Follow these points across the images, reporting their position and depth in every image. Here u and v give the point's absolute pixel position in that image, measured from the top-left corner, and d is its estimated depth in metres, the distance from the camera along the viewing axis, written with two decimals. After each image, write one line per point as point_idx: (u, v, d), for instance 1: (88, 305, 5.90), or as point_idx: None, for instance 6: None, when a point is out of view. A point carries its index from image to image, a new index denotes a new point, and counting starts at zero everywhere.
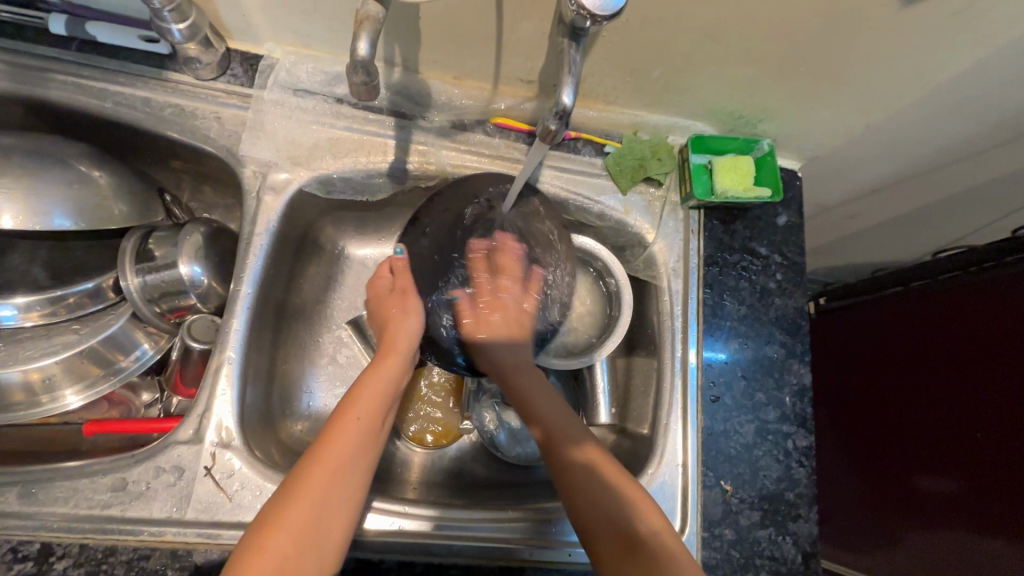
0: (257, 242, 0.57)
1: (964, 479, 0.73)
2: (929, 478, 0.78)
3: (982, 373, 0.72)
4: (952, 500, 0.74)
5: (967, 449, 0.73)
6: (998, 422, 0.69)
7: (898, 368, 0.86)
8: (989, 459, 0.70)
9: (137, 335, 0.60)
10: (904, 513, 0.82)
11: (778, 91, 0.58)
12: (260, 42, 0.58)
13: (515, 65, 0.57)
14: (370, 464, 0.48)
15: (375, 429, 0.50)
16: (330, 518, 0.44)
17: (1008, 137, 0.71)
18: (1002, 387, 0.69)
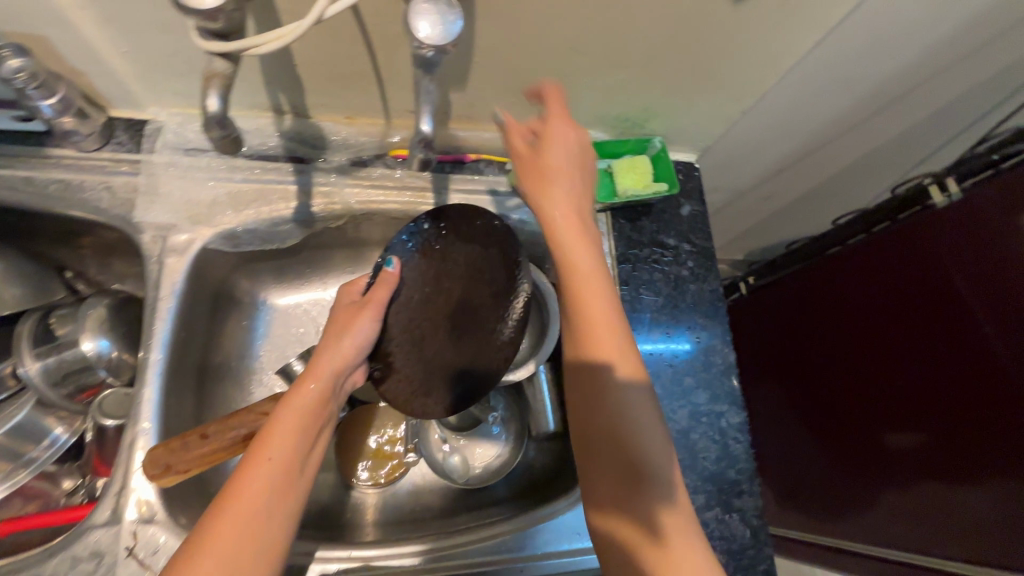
0: (163, 307, 0.55)
1: (912, 428, 0.77)
2: (887, 435, 0.82)
3: (904, 325, 0.77)
4: (910, 448, 0.78)
5: (908, 399, 0.77)
6: (933, 369, 0.74)
7: (828, 335, 0.90)
8: (930, 404, 0.74)
9: (48, 421, 0.58)
10: (869, 472, 0.86)
11: (655, 90, 0.62)
12: (144, 107, 0.58)
13: (402, 98, 0.59)
14: (298, 498, 0.43)
15: (295, 467, 0.43)
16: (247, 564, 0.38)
17: (875, 106, 0.78)
18: (925, 337, 0.74)
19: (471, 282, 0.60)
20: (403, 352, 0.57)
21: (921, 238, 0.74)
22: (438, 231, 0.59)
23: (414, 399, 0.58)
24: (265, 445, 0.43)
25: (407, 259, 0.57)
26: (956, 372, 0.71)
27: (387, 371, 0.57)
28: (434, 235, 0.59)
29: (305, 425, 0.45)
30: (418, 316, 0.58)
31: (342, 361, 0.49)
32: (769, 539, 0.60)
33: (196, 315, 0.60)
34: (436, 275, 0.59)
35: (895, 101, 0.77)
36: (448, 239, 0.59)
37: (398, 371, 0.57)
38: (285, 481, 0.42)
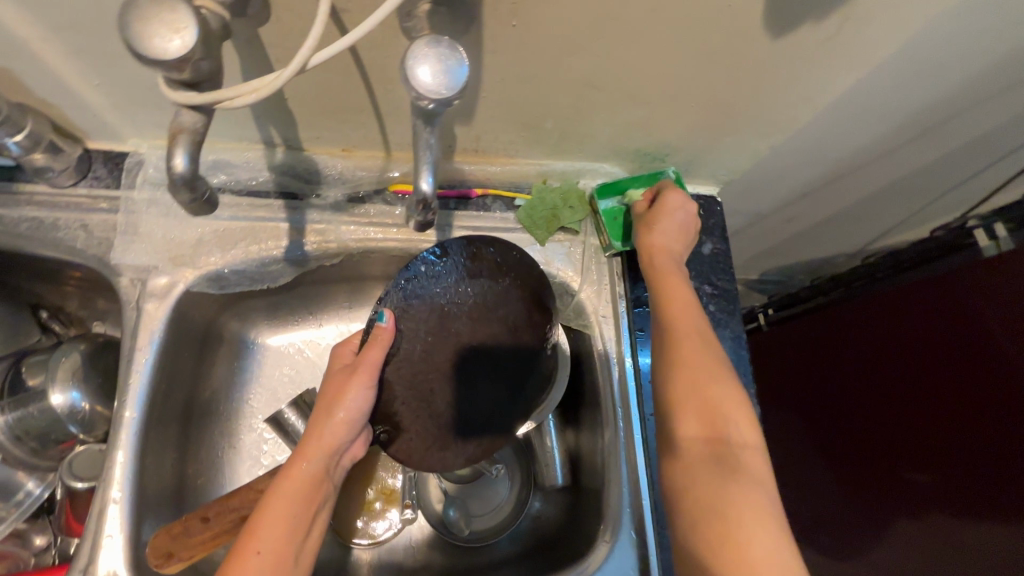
0: (139, 358, 0.51)
1: (935, 470, 0.72)
2: (908, 474, 0.76)
3: (933, 364, 0.71)
4: (932, 491, 0.73)
5: (934, 440, 0.72)
6: (968, 407, 0.67)
7: (851, 373, 0.85)
8: (960, 449, 0.68)
9: (20, 475, 0.54)
10: (887, 509, 0.81)
11: (678, 125, 0.57)
12: (123, 139, 0.53)
13: (402, 132, 0.54)
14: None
15: (288, 557, 0.42)
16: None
17: (910, 135, 0.72)
18: (957, 374, 0.68)
19: (479, 328, 0.56)
20: (410, 408, 0.55)
21: (958, 271, 0.68)
22: (437, 275, 0.54)
23: (428, 456, 0.55)
24: (255, 534, 0.42)
25: (403, 312, 0.53)
26: (990, 418, 0.65)
27: (395, 432, 0.55)
28: (433, 280, 0.54)
29: (298, 511, 0.44)
30: (423, 369, 0.55)
31: (334, 437, 0.49)
32: None
33: (179, 354, 0.55)
34: (438, 326, 0.55)
35: (933, 130, 0.72)
36: (449, 282, 0.55)
37: (408, 430, 0.55)
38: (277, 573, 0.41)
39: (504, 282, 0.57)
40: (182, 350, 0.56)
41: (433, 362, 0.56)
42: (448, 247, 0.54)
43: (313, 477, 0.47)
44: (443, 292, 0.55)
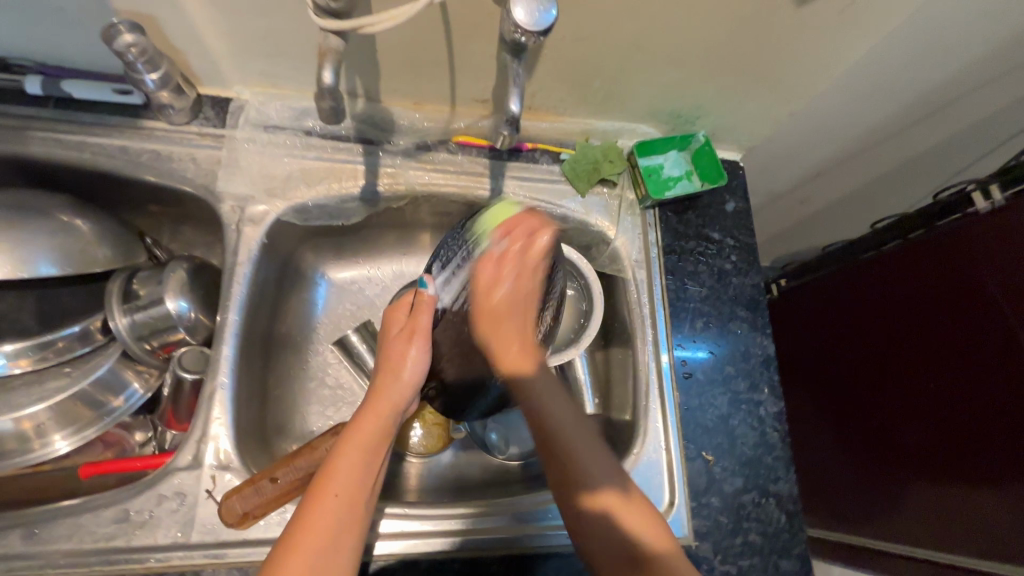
0: (240, 271, 0.59)
1: (931, 430, 0.77)
2: (907, 436, 0.81)
3: (933, 327, 0.78)
4: (924, 450, 0.78)
5: (930, 397, 0.78)
6: (964, 364, 0.73)
7: (854, 337, 0.91)
8: (957, 406, 0.74)
9: (127, 375, 0.62)
10: (883, 471, 0.85)
11: (710, 88, 0.65)
12: (230, 86, 0.62)
13: (469, 86, 0.62)
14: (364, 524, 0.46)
15: (361, 497, 0.46)
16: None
17: (920, 114, 0.81)
18: (957, 333, 0.74)
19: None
20: (454, 367, 0.57)
21: (962, 235, 0.74)
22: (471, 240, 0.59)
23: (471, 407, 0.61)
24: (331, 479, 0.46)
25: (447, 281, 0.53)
26: (982, 372, 0.71)
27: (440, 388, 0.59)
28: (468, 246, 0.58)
29: (368, 458, 0.48)
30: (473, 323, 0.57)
31: (400, 398, 0.52)
32: (804, 524, 0.62)
33: (266, 274, 0.64)
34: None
35: (940, 110, 0.80)
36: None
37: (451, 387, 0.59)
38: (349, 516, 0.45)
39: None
40: (269, 272, 0.64)
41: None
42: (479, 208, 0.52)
43: (381, 432, 0.50)
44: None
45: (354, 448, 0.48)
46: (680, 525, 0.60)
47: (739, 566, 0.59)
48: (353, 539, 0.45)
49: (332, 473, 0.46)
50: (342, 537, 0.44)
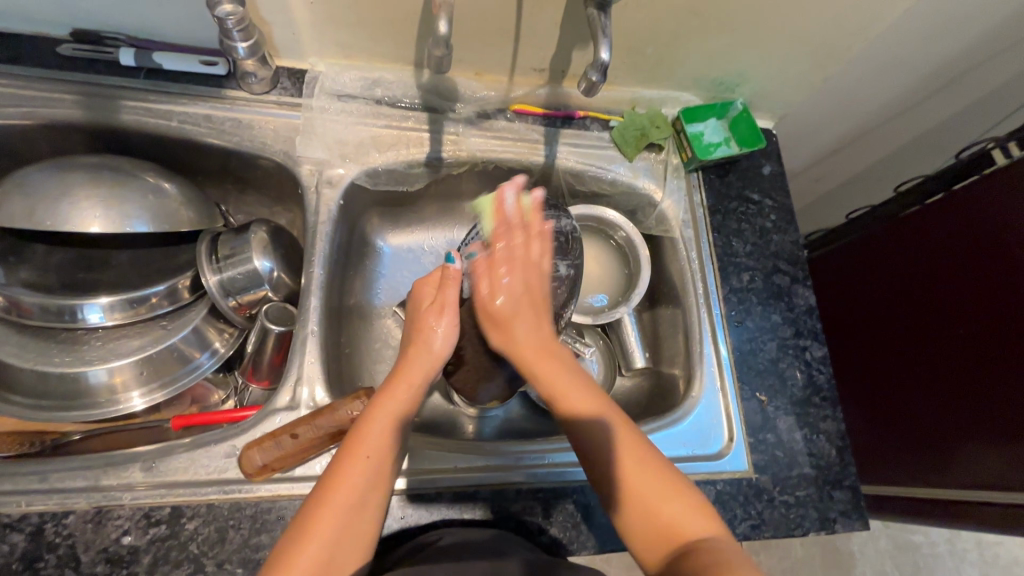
0: (323, 229, 0.63)
1: (966, 381, 0.81)
2: (942, 387, 0.85)
3: (960, 278, 0.82)
4: (956, 400, 0.83)
5: (962, 346, 0.82)
6: (989, 313, 0.78)
7: (881, 297, 0.96)
8: (987, 352, 0.78)
9: (209, 333, 0.64)
10: (917, 427, 0.90)
11: (751, 54, 0.69)
12: (306, 58, 0.66)
13: (530, 56, 0.66)
14: (387, 490, 0.47)
15: (387, 463, 0.47)
16: (350, 544, 0.44)
17: (934, 87, 0.84)
18: (982, 285, 0.79)
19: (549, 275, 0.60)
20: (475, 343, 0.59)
21: (980, 192, 0.79)
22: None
23: (480, 384, 0.62)
24: (364, 440, 0.46)
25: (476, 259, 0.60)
26: (1009, 316, 0.75)
27: (458, 365, 0.61)
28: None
29: (395, 426, 0.48)
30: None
31: (430, 368, 0.51)
32: (853, 457, 0.66)
33: (342, 234, 0.68)
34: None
35: (953, 80, 0.83)
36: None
37: (467, 362, 0.60)
38: (378, 476, 0.46)
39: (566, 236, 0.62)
40: (344, 232, 0.68)
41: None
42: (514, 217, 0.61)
43: (411, 400, 0.50)
44: None
45: (381, 419, 0.48)
46: (741, 460, 0.64)
47: (796, 496, 0.63)
48: (379, 498, 0.46)
49: (360, 440, 0.46)
50: (365, 502, 0.45)
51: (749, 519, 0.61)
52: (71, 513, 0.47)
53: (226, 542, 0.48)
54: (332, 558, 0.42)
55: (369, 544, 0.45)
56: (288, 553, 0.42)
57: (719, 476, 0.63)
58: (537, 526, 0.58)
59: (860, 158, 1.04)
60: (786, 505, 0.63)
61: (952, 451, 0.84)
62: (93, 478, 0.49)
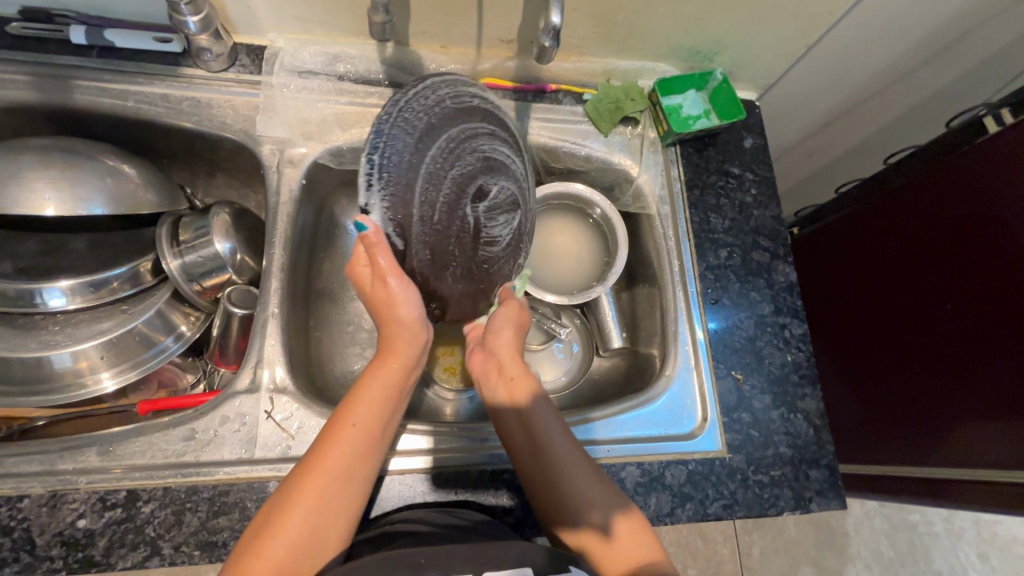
0: (283, 210, 0.62)
1: (957, 360, 0.79)
2: (940, 363, 0.81)
3: (962, 248, 0.78)
4: (946, 381, 0.81)
5: (960, 320, 0.79)
6: (983, 291, 0.75)
7: (875, 272, 0.92)
8: (980, 329, 0.76)
9: (175, 317, 0.64)
10: (906, 407, 0.88)
11: (728, 20, 0.66)
12: (264, 33, 0.64)
13: (496, 27, 0.64)
14: (375, 458, 0.48)
15: (376, 433, 0.48)
16: (336, 510, 0.45)
17: (926, 54, 0.80)
18: (975, 263, 0.77)
19: (481, 177, 0.52)
20: (453, 273, 0.52)
21: (974, 165, 0.76)
22: (408, 129, 0.44)
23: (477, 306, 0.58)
24: (350, 410, 0.48)
25: (393, 204, 0.43)
26: (1012, 287, 0.72)
27: (446, 306, 0.54)
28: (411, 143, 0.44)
29: (384, 396, 0.49)
30: (441, 237, 0.49)
31: (407, 340, 0.50)
32: (831, 436, 0.64)
33: (307, 213, 0.66)
34: (434, 181, 0.47)
35: (948, 47, 0.79)
36: (417, 148, 0.45)
37: (453, 297, 0.54)
38: (364, 446, 0.47)
39: (471, 120, 0.50)
40: (310, 212, 0.67)
41: (451, 225, 0.50)
42: (389, 119, 0.44)
43: (400, 373, 0.51)
44: (425, 174, 0.46)
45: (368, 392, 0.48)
46: (714, 440, 0.63)
47: (771, 476, 0.62)
48: (367, 465, 0.47)
49: (350, 408, 0.48)
50: (352, 469, 0.46)
51: (722, 499, 0.60)
52: (26, 497, 0.47)
53: (183, 525, 0.48)
54: (313, 524, 0.43)
55: (354, 513, 0.46)
56: (275, 515, 0.43)
57: (691, 456, 0.61)
58: (503, 508, 0.58)
59: (852, 131, 1.00)
60: (760, 485, 0.62)
61: (943, 432, 0.82)
62: (49, 462, 0.49)
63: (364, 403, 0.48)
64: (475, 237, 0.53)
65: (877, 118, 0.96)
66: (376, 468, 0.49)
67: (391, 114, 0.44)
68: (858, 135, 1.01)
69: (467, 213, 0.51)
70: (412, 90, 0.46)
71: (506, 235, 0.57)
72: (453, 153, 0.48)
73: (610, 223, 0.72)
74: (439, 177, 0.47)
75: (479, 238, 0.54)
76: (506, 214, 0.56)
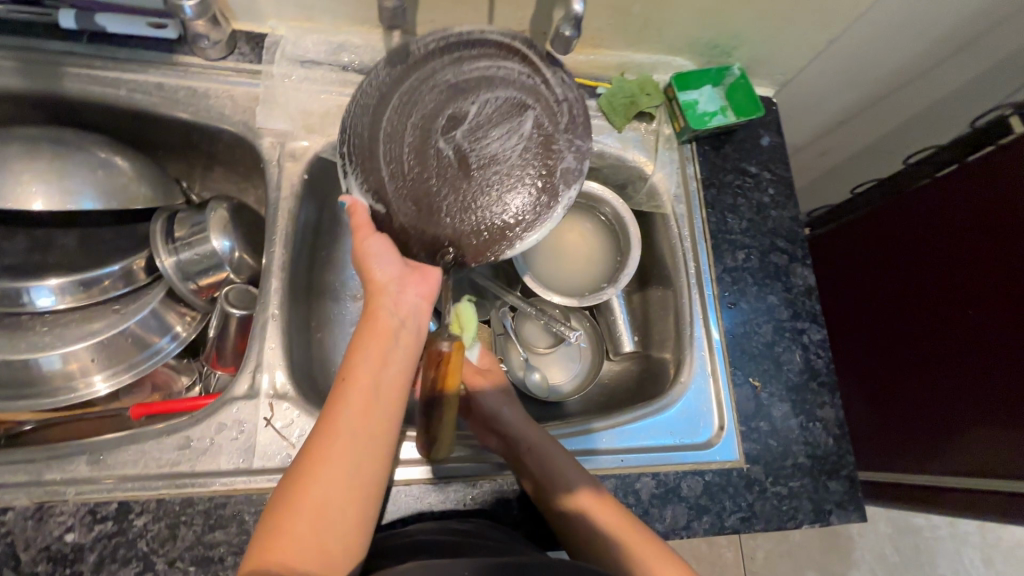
0: (284, 207, 0.59)
1: (976, 368, 0.77)
2: (977, 369, 0.77)
3: (986, 252, 0.76)
4: (964, 389, 0.79)
5: (1000, 324, 0.74)
6: (1005, 298, 0.73)
7: (901, 273, 0.88)
8: (1000, 338, 0.74)
9: (170, 318, 0.61)
10: (920, 415, 0.86)
11: (750, 12, 0.64)
12: (265, 20, 0.61)
13: (508, 16, 0.61)
14: (385, 413, 0.43)
15: (377, 384, 0.43)
16: (350, 474, 0.40)
17: (949, 50, 0.78)
18: (997, 269, 0.74)
19: (448, 106, 0.55)
20: (450, 200, 0.53)
21: (998, 168, 0.73)
22: (366, 108, 0.53)
23: (507, 221, 0.53)
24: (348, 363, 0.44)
25: (365, 180, 0.52)
26: None
27: (458, 241, 0.53)
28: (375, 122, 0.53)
29: (379, 344, 0.44)
30: (421, 181, 0.53)
31: (392, 290, 0.47)
32: (851, 446, 0.62)
33: (309, 210, 0.63)
34: (396, 136, 0.54)
35: (972, 43, 0.76)
36: (377, 121, 0.53)
37: (465, 221, 0.53)
38: (367, 399, 0.42)
39: (427, 62, 0.55)
40: (313, 208, 0.64)
41: (428, 163, 0.54)
42: (354, 108, 0.53)
43: (391, 319, 0.46)
44: (387, 138, 0.53)
45: (361, 342, 0.44)
46: (732, 449, 0.60)
47: (790, 487, 0.60)
48: (377, 422, 0.42)
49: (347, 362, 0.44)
50: (359, 428, 0.41)
51: (739, 511, 0.58)
52: (10, 509, 0.45)
53: (177, 539, 0.46)
54: (329, 496, 0.39)
55: (371, 476, 0.41)
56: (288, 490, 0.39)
57: (707, 466, 0.59)
58: (513, 520, 0.55)
59: (868, 130, 0.98)
60: (779, 496, 0.59)
61: (960, 442, 0.80)
62: (35, 472, 0.46)
63: (360, 355, 0.44)
64: (465, 162, 0.54)
65: (895, 116, 0.93)
66: (389, 428, 0.43)
67: (347, 109, 0.53)
68: (874, 134, 0.99)
69: (443, 144, 0.54)
70: (370, 68, 0.54)
71: (511, 141, 0.55)
72: (398, 100, 0.54)
73: (624, 222, 0.69)
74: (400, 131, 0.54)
75: (474, 159, 0.54)
76: (501, 126, 0.55)
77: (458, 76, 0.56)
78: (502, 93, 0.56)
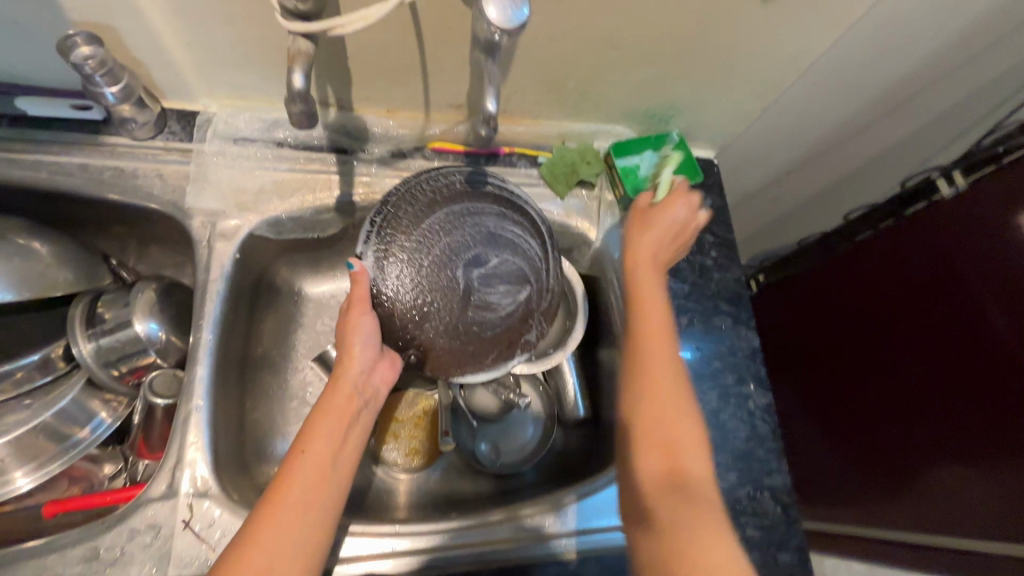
0: (213, 289, 0.58)
1: (923, 421, 0.78)
2: (928, 422, 0.77)
3: (925, 307, 0.77)
4: (913, 441, 0.79)
5: (953, 375, 0.74)
6: (948, 352, 0.74)
7: (854, 324, 0.89)
8: (947, 391, 0.74)
9: (94, 404, 0.59)
10: (874, 467, 0.86)
11: (681, 85, 0.66)
12: (196, 99, 0.60)
13: (443, 92, 0.61)
14: (334, 490, 0.46)
15: (331, 463, 0.47)
16: (295, 550, 0.43)
17: (878, 110, 0.81)
18: (937, 324, 0.75)
19: (480, 245, 0.54)
20: (437, 325, 0.53)
21: (934, 224, 0.76)
22: (415, 202, 0.55)
23: (464, 369, 0.54)
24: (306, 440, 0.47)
25: (380, 257, 0.53)
26: (981, 350, 0.70)
27: (423, 354, 0.54)
28: (413, 213, 0.54)
29: (337, 424, 0.49)
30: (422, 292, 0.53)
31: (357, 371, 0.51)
32: (800, 515, 0.61)
33: (243, 286, 0.62)
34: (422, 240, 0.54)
35: (898, 103, 0.80)
36: (415, 217, 0.54)
37: (436, 346, 0.53)
38: (320, 476, 0.46)
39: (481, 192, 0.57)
40: (248, 283, 0.62)
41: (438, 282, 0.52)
42: (403, 191, 0.55)
43: (350, 401, 0.50)
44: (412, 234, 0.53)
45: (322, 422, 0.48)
46: None
47: None
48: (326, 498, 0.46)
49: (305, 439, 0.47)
50: (308, 502, 0.45)
51: None
52: None
53: None
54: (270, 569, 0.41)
55: (313, 553, 0.44)
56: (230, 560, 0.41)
57: None
58: None
59: (812, 181, 1.01)
60: None
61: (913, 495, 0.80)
62: None
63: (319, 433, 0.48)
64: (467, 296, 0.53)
65: (836, 169, 0.97)
66: (335, 504, 0.46)
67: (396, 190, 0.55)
68: (818, 184, 1.02)
69: (459, 272, 0.53)
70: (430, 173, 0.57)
71: (509, 304, 0.54)
72: (439, 216, 0.54)
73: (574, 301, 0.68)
74: (431, 240, 0.53)
75: (471, 304, 0.53)
76: (509, 276, 0.54)
77: (502, 213, 0.56)
78: (529, 240, 0.57)
